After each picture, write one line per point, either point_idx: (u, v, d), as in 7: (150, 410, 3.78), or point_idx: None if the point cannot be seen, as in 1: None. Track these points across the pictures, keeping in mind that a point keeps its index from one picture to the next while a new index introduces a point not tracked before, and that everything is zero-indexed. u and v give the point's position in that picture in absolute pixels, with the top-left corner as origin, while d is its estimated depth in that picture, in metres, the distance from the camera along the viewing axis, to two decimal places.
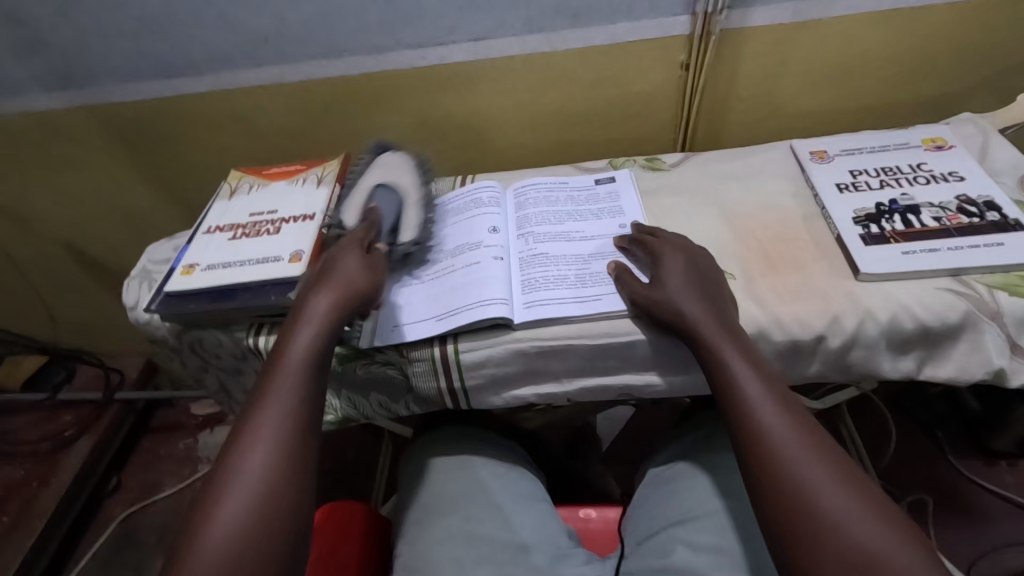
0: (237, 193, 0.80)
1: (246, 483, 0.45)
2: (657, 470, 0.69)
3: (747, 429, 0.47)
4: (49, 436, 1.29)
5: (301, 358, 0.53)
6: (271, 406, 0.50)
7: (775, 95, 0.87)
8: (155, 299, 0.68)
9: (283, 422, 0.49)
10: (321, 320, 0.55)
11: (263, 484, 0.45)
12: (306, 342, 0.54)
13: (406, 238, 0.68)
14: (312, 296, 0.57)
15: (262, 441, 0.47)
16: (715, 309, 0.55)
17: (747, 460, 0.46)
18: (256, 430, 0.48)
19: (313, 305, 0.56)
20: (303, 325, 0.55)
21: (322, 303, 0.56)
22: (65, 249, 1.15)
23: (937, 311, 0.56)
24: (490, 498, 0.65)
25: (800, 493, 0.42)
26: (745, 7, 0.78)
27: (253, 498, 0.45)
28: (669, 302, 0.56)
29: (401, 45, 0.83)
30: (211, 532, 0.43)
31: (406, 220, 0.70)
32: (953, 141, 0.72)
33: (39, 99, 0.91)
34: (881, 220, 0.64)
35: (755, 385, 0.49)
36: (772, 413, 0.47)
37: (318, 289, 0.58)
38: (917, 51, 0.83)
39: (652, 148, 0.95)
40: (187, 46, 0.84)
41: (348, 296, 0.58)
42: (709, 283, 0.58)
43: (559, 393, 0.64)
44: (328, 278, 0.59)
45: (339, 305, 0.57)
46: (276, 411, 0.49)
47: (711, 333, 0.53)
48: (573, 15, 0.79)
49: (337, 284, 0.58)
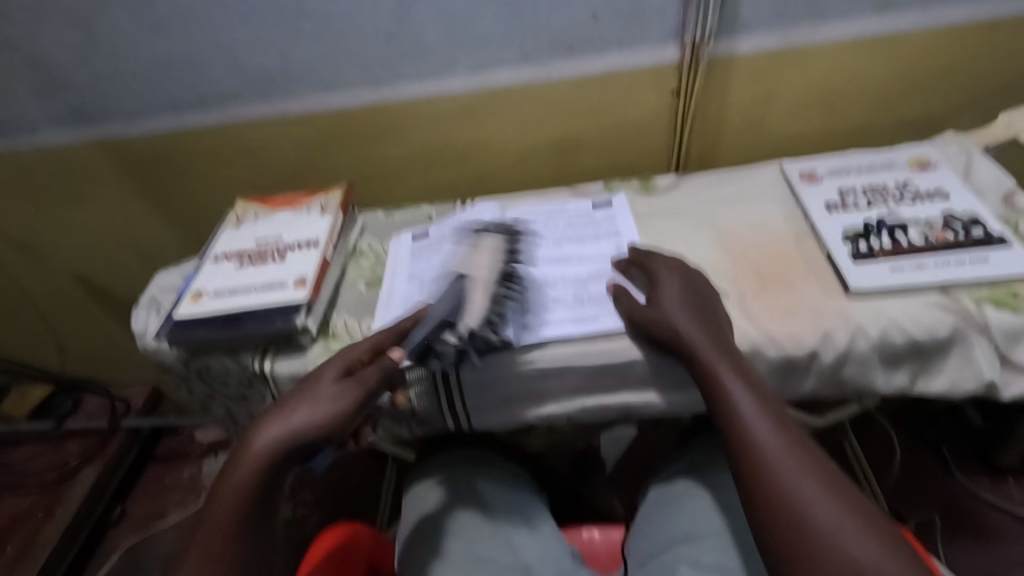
0: (243, 223, 0.82)
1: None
2: (659, 488, 0.69)
3: (743, 447, 0.48)
4: (56, 465, 1.31)
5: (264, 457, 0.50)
6: (217, 515, 0.48)
7: (764, 119, 0.90)
8: (164, 327, 0.70)
9: (223, 539, 0.47)
10: (285, 431, 0.51)
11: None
12: (251, 466, 0.49)
13: (463, 328, 0.60)
14: (282, 408, 0.52)
15: (208, 544, 0.47)
16: (709, 327, 0.57)
17: (743, 477, 0.47)
18: (231, 481, 0.49)
19: (263, 426, 0.51)
20: (273, 429, 0.51)
21: (288, 422, 0.51)
22: (75, 280, 1.17)
23: (926, 326, 0.57)
24: (494, 520, 0.66)
25: (794, 507, 0.43)
26: (731, 36, 0.81)
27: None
28: (666, 322, 0.57)
29: (402, 78, 0.86)
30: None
31: (472, 307, 0.61)
32: (937, 160, 0.74)
33: (55, 136, 0.95)
34: (869, 238, 0.66)
35: (748, 401, 0.50)
36: (768, 430, 0.48)
37: (288, 405, 0.53)
38: (899, 75, 0.86)
39: (648, 172, 0.97)
40: (197, 83, 0.87)
41: (309, 434, 0.51)
42: (704, 304, 0.59)
43: (559, 413, 0.65)
44: (297, 398, 0.53)
45: (292, 432, 0.51)
46: (244, 470, 0.49)
47: (708, 352, 0.54)
48: (567, 48, 0.83)
49: (294, 416, 0.51)
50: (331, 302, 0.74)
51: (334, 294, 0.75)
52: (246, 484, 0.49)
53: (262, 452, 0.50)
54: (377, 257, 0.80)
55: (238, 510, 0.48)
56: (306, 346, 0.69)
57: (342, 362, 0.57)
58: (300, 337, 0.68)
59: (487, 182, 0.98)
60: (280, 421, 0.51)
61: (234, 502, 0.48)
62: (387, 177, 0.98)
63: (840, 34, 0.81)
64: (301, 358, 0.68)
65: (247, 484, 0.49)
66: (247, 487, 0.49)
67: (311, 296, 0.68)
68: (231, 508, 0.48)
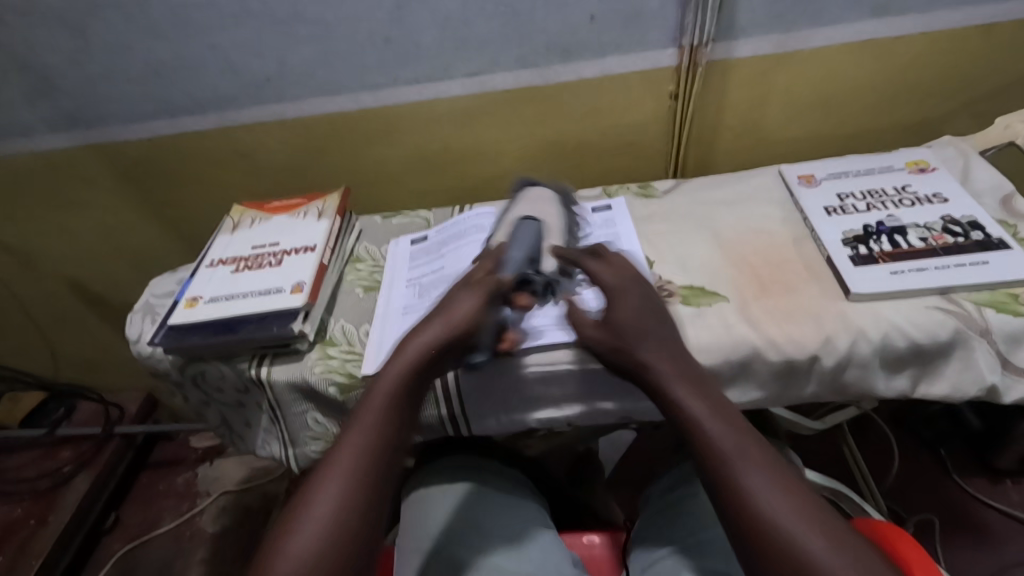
0: (240, 227, 0.81)
1: (336, 473, 0.47)
2: (659, 493, 0.69)
3: (718, 470, 0.46)
4: (48, 473, 1.28)
5: (424, 346, 0.53)
6: (372, 405, 0.51)
7: (761, 123, 0.90)
8: (158, 333, 0.69)
9: (376, 438, 0.49)
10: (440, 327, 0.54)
11: (357, 480, 0.46)
12: (408, 357, 0.53)
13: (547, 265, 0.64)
14: (440, 308, 0.56)
15: (355, 442, 0.48)
16: (672, 352, 0.54)
17: (719, 499, 0.46)
18: (388, 369, 0.53)
19: (430, 321, 0.55)
20: (438, 321, 0.55)
21: (440, 321, 0.55)
22: (67, 285, 1.16)
23: (927, 329, 0.57)
24: (493, 528, 0.65)
25: (772, 526, 0.42)
26: (729, 39, 0.81)
27: (342, 486, 0.46)
28: (624, 346, 0.54)
29: (398, 81, 0.85)
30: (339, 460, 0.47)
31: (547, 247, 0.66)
32: (935, 164, 0.74)
33: (47, 139, 0.94)
34: (869, 241, 0.66)
35: (720, 432, 0.47)
36: (751, 463, 0.45)
37: (440, 310, 0.56)
38: (897, 77, 0.86)
39: (645, 176, 0.97)
40: (193, 87, 0.87)
41: (459, 330, 0.54)
42: (652, 315, 0.57)
43: (559, 418, 0.65)
44: (446, 307, 0.56)
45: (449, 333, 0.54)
46: (400, 362, 0.53)
47: (668, 374, 0.52)
48: (565, 50, 0.82)
49: (450, 316, 0.55)
50: (329, 307, 0.73)
51: (331, 300, 0.74)
52: (403, 377, 0.52)
53: (424, 344, 0.54)
54: (374, 262, 0.80)
55: (390, 401, 0.51)
56: (303, 352, 0.68)
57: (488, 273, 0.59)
58: (296, 343, 0.67)
59: (484, 188, 0.98)
60: (438, 323, 0.55)
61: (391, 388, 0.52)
62: (384, 181, 0.97)
63: (837, 37, 0.81)
64: (298, 365, 0.66)
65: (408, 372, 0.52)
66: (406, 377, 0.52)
67: (308, 301, 0.67)
68: (387, 399, 0.51)
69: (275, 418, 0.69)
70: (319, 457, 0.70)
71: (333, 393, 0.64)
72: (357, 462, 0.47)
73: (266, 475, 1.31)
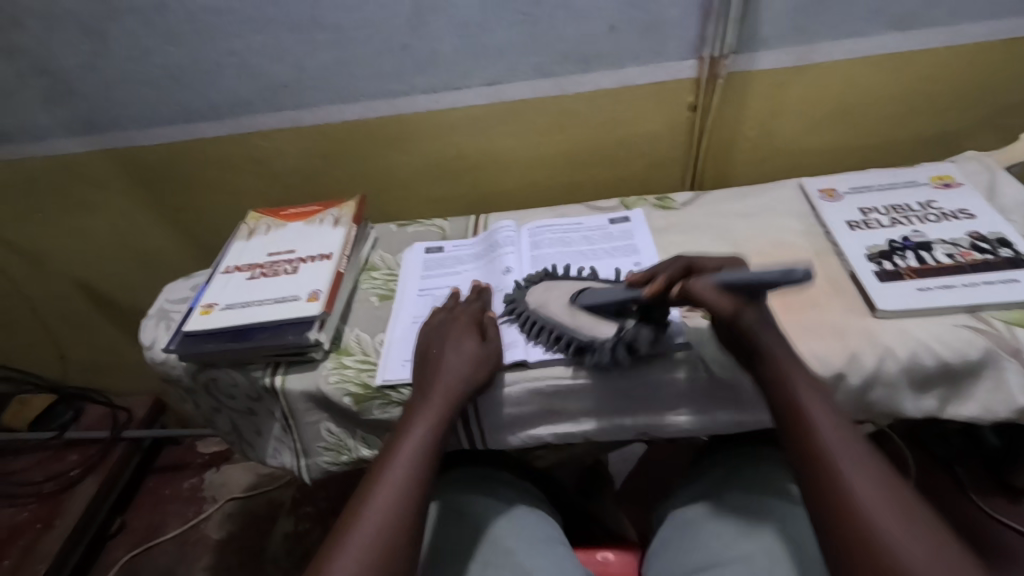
0: (255, 233, 0.81)
1: (376, 508, 0.49)
2: (677, 511, 0.68)
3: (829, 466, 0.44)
4: (54, 476, 1.28)
5: (449, 386, 0.57)
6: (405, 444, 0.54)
7: (780, 136, 0.89)
8: (172, 339, 0.68)
9: (407, 479, 0.51)
10: (458, 369, 0.58)
11: (390, 521, 0.48)
12: (438, 400, 0.56)
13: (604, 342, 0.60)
14: (445, 352, 0.60)
15: (388, 484, 0.51)
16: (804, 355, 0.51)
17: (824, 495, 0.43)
18: (420, 412, 0.56)
19: (445, 362, 0.59)
20: (451, 362, 0.59)
21: (456, 365, 0.59)
22: (80, 288, 1.16)
23: (957, 348, 0.56)
24: (506, 543, 0.63)
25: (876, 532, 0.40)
26: (750, 51, 0.81)
27: (383, 521, 0.48)
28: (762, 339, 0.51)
29: (416, 90, 0.85)
30: (372, 500, 0.50)
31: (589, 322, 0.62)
32: (960, 179, 0.73)
33: (64, 143, 0.94)
34: (894, 257, 0.65)
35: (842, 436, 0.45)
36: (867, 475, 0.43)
37: (446, 352, 0.60)
38: (919, 91, 0.85)
39: (662, 187, 0.96)
40: (210, 93, 0.87)
41: (468, 373, 0.58)
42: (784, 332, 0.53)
43: (576, 432, 0.63)
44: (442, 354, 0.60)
45: (467, 377, 0.58)
46: (434, 402, 0.56)
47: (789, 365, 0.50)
48: (584, 60, 0.82)
49: (460, 358, 0.59)
50: (343, 316, 0.73)
51: (346, 308, 0.74)
52: (433, 422, 0.55)
53: (449, 384, 0.57)
54: (389, 269, 0.79)
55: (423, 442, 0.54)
56: (318, 360, 0.67)
57: (471, 313, 0.64)
58: (312, 352, 0.66)
59: (499, 197, 0.97)
60: (454, 364, 0.59)
61: (422, 428, 0.55)
62: (397, 188, 0.97)
63: (859, 50, 0.81)
64: (313, 374, 0.66)
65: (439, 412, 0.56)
66: (437, 417, 0.56)
67: (324, 310, 0.67)
68: (421, 440, 0.54)
69: (287, 427, 0.68)
70: (332, 467, 0.69)
71: (348, 403, 0.64)
72: (391, 500, 0.49)
73: (273, 482, 1.31)
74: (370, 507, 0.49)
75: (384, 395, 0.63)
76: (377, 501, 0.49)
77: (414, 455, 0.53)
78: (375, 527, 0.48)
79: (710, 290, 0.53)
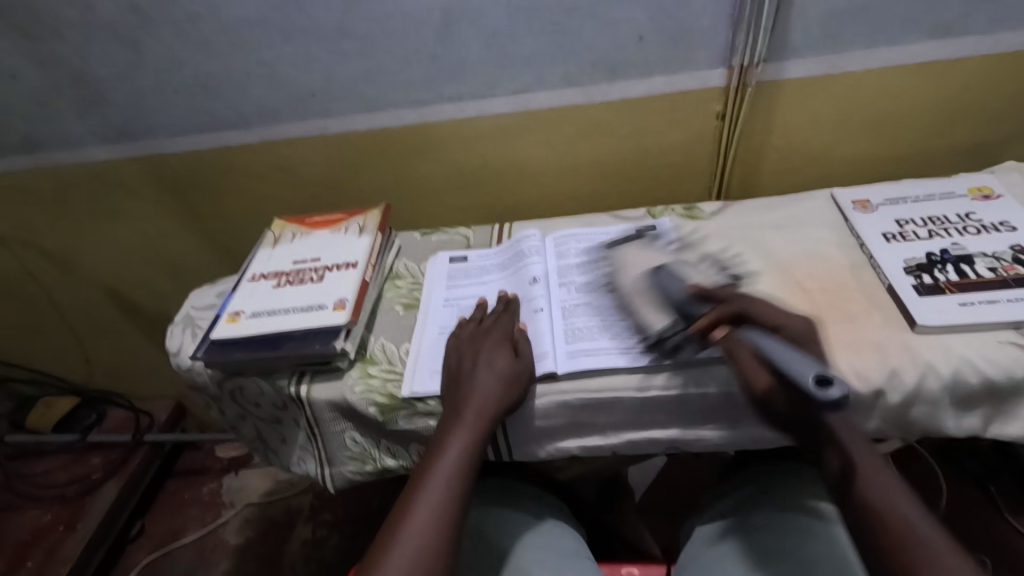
0: (281, 241, 0.81)
1: (411, 531, 0.49)
2: (706, 528, 0.66)
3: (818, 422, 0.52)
4: (77, 479, 1.29)
5: (482, 408, 0.56)
6: (439, 467, 0.53)
7: (809, 145, 0.88)
8: (200, 347, 0.68)
9: (439, 501, 0.51)
10: (491, 389, 0.58)
11: (426, 547, 0.48)
12: (473, 423, 0.56)
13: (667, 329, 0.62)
14: (475, 369, 0.60)
15: (423, 507, 0.50)
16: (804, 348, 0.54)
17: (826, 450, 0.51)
18: (453, 432, 0.56)
19: (477, 379, 0.59)
20: (483, 381, 0.58)
21: (490, 387, 0.58)
22: (105, 292, 1.17)
23: (1003, 365, 0.54)
24: (538, 559, 0.62)
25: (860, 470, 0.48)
26: (781, 60, 0.79)
27: (418, 546, 0.48)
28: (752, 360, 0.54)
29: (442, 98, 0.85)
30: (407, 525, 0.49)
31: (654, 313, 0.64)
32: (1000, 190, 0.71)
33: (94, 151, 0.95)
34: (933, 270, 0.63)
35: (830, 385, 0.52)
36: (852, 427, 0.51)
37: (478, 369, 0.60)
38: (955, 99, 0.83)
39: (687, 196, 0.95)
40: (237, 100, 0.87)
41: (501, 392, 0.58)
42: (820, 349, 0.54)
43: (604, 445, 0.63)
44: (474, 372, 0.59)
45: (499, 396, 0.57)
46: (467, 423, 0.56)
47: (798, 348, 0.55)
48: (612, 70, 0.81)
49: (495, 376, 0.58)
50: (368, 325, 0.72)
51: (370, 316, 0.73)
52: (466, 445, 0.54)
53: (483, 405, 0.57)
54: (414, 279, 0.79)
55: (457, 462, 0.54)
56: (343, 370, 0.67)
57: (504, 328, 0.64)
58: (337, 361, 0.66)
59: (522, 206, 0.97)
60: (488, 380, 0.58)
61: (456, 450, 0.54)
62: (421, 196, 0.97)
63: (893, 58, 0.79)
64: (338, 383, 0.65)
65: (473, 435, 0.55)
66: (470, 439, 0.55)
67: (351, 319, 0.66)
68: (454, 462, 0.54)
69: (312, 436, 0.68)
70: (356, 478, 0.69)
71: (374, 413, 0.63)
72: (426, 525, 0.49)
73: (291, 488, 1.31)
74: (405, 531, 0.49)
75: (410, 406, 0.63)
76: (409, 528, 0.49)
77: (445, 481, 0.52)
78: (408, 553, 0.47)
79: (747, 352, 0.54)
